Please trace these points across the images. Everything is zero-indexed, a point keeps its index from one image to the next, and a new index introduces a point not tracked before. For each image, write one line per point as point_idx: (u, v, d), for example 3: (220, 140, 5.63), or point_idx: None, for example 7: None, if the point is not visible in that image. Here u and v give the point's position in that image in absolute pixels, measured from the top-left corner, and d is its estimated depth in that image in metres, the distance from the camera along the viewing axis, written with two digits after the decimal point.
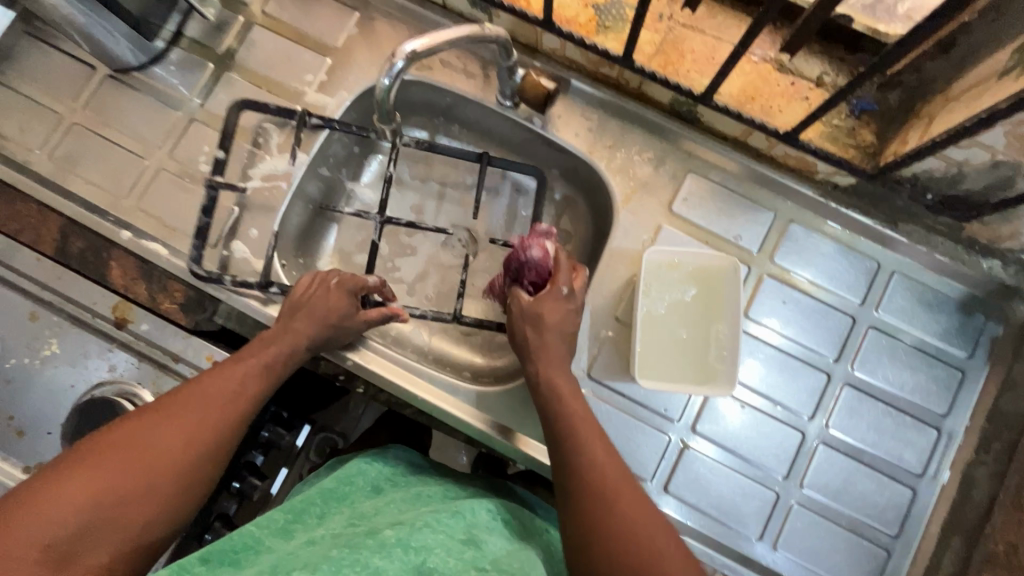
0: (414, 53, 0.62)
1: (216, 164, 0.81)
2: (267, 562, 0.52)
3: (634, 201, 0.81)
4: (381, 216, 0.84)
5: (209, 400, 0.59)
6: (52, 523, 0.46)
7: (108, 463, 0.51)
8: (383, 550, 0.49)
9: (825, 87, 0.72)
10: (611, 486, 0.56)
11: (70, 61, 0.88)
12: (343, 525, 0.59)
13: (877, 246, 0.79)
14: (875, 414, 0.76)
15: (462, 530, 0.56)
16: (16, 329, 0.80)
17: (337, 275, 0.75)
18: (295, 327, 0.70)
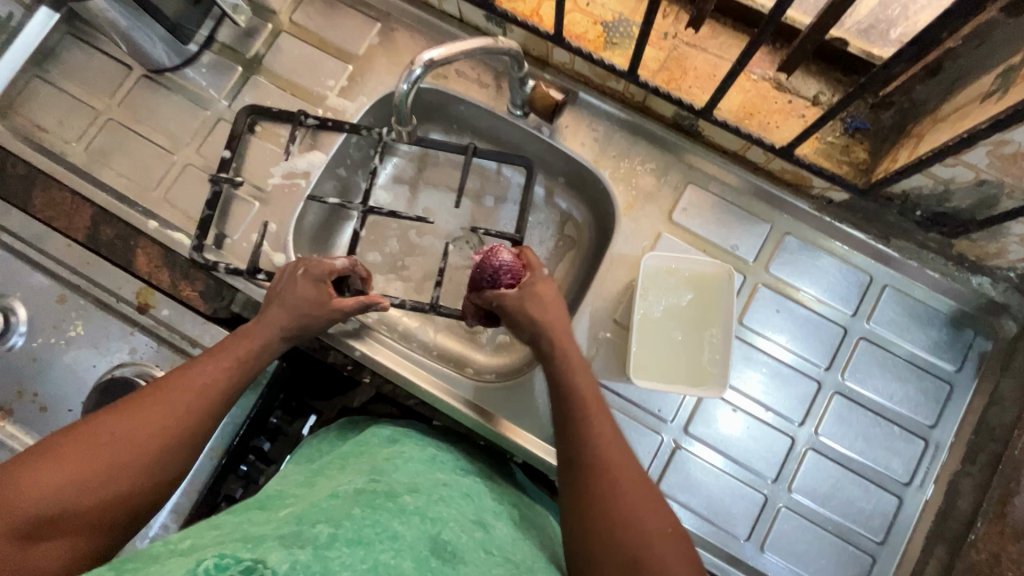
0: (431, 61, 0.65)
1: (221, 162, 0.87)
2: (292, 508, 0.56)
3: (636, 209, 0.84)
4: (364, 207, 0.85)
5: (185, 389, 0.58)
6: (19, 508, 0.46)
7: (76, 451, 0.50)
8: (402, 515, 0.52)
9: (821, 105, 0.76)
10: (615, 463, 0.56)
11: (108, 60, 0.93)
12: (363, 479, 0.62)
13: (869, 260, 0.81)
14: (864, 422, 0.78)
15: (471, 513, 0.60)
16: (47, 310, 0.85)
17: (305, 266, 0.73)
18: (270, 318, 0.69)
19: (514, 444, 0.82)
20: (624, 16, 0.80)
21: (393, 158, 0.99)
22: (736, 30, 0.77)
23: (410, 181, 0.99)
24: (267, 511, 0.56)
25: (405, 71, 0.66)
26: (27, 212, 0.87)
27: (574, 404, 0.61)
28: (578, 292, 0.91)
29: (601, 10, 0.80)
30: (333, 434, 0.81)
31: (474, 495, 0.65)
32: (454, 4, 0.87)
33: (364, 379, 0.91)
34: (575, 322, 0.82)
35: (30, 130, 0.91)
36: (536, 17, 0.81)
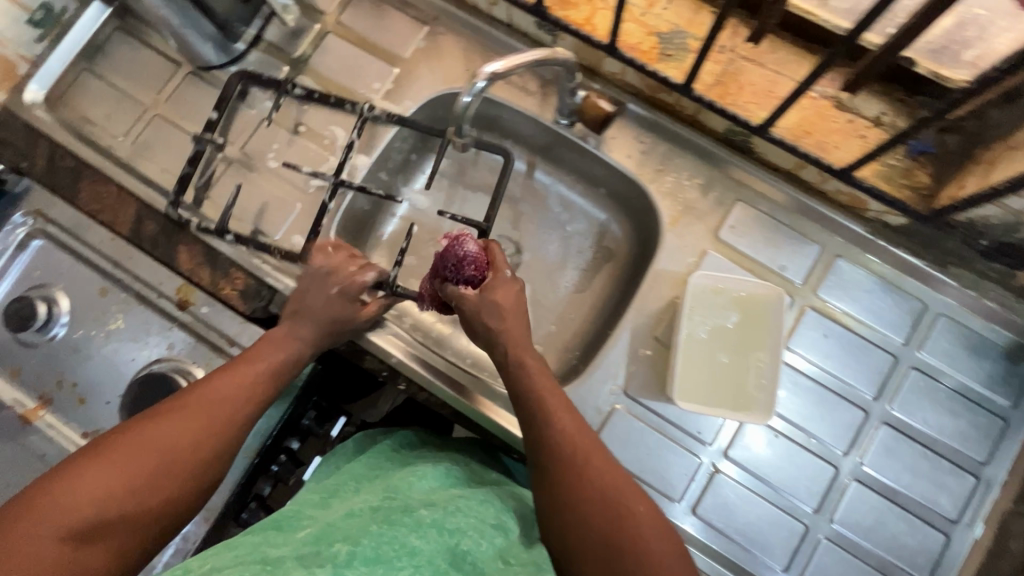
0: (494, 74, 0.65)
1: (207, 122, 0.86)
2: (310, 530, 0.59)
3: (681, 224, 0.82)
4: (335, 178, 0.83)
5: (220, 401, 0.61)
6: (68, 512, 0.48)
7: (122, 456, 0.53)
8: (419, 530, 0.55)
9: (883, 126, 0.73)
10: (585, 461, 0.61)
11: (156, 55, 0.94)
12: (379, 497, 0.64)
13: (923, 287, 0.79)
14: (912, 455, 0.76)
15: (491, 517, 0.61)
16: (89, 302, 0.86)
17: (338, 283, 0.76)
18: (298, 331, 0.71)
19: (499, 427, 0.84)
20: (680, 27, 0.78)
21: (431, 157, 0.98)
22: (795, 46, 0.75)
23: (449, 186, 0.99)
24: (286, 532, 0.59)
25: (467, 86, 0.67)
26: (74, 204, 0.88)
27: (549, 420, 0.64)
28: (616, 306, 0.90)
29: (656, 21, 0.78)
30: (351, 451, 0.82)
31: (494, 499, 0.65)
32: (505, 9, 0.86)
33: (399, 387, 0.89)
34: (614, 338, 0.80)
35: (78, 123, 0.93)
36: (590, 26, 0.80)
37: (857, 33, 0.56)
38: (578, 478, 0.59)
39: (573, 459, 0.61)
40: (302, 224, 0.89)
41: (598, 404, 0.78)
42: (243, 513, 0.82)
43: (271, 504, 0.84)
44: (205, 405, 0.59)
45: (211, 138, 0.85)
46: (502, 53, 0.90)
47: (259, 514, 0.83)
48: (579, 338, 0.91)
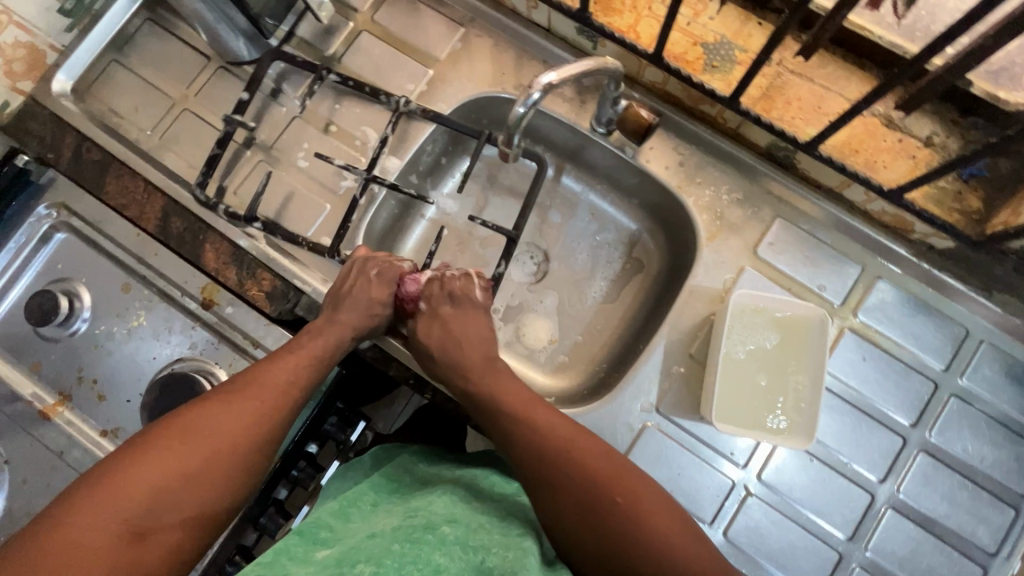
0: (549, 84, 0.63)
1: (238, 103, 0.85)
2: (329, 549, 0.58)
3: (718, 239, 0.81)
4: (367, 174, 0.83)
5: (262, 390, 0.62)
6: (128, 506, 0.51)
7: (170, 449, 0.55)
8: (443, 547, 0.55)
9: (934, 147, 0.71)
10: (570, 446, 0.61)
11: (186, 49, 0.93)
12: (400, 517, 0.62)
13: (967, 312, 0.77)
14: (949, 485, 0.74)
15: (514, 530, 0.62)
16: (111, 297, 0.85)
17: (376, 266, 0.77)
18: (340, 321, 0.73)
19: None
20: (726, 38, 0.76)
21: (461, 160, 0.96)
22: (845, 61, 0.73)
23: (478, 191, 0.97)
24: (305, 546, 0.59)
25: (521, 94, 0.64)
26: (99, 197, 0.86)
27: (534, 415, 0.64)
28: (646, 319, 0.88)
29: (702, 30, 0.76)
30: (368, 466, 0.81)
31: (513, 514, 0.66)
32: (544, 13, 0.84)
33: (426, 397, 0.83)
34: (647, 353, 0.79)
35: (105, 115, 0.91)
36: (633, 33, 0.78)
37: (927, 55, 0.54)
38: (563, 466, 0.59)
39: (553, 450, 0.60)
40: (330, 225, 0.87)
41: (630, 420, 0.77)
42: (262, 518, 0.81)
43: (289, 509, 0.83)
44: (247, 395, 0.61)
45: (241, 121, 0.84)
46: (539, 58, 0.88)
47: (277, 519, 0.82)
48: (607, 350, 0.90)
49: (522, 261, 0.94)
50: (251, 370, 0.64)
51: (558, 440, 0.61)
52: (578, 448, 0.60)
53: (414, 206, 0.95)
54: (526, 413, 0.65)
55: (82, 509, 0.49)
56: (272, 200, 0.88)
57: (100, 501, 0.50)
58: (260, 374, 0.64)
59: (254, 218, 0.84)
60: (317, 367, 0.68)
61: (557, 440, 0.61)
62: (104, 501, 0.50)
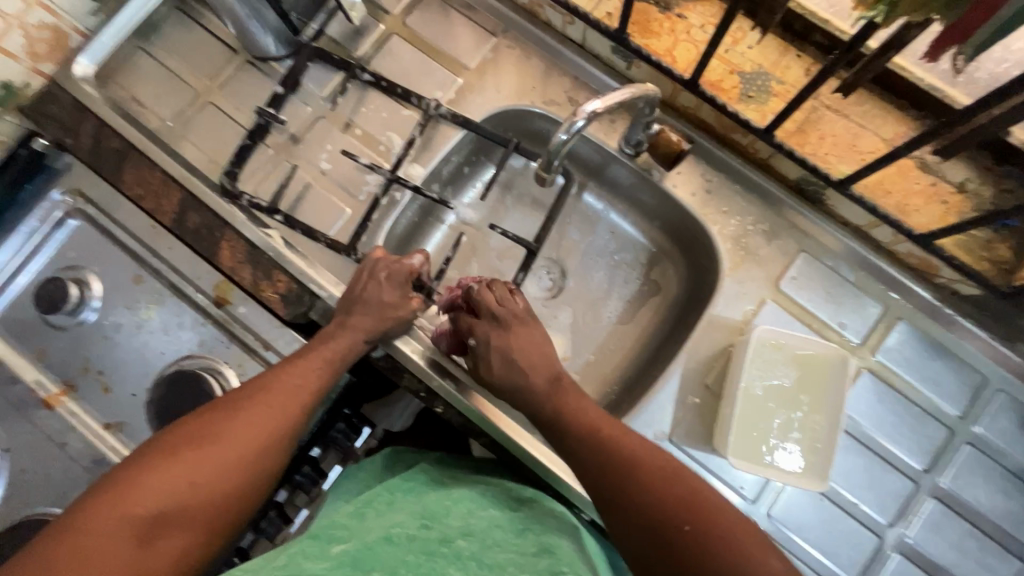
0: (594, 113, 0.63)
1: (271, 97, 0.86)
2: (346, 545, 0.57)
3: (742, 269, 0.80)
4: (390, 174, 0.82)
5: (275, 395, 0.62)
6: (138, 511, 0.49)
7: (180, 455, 0.54)
8: (459, 563, 0.55)
9: (967, 193, 0.70)
10: (640, 470, 0.60)
11: (213, 41, 0.92)
12: (416, 524, 0.60)
13: (987, 360, 0.76)
14: (958, 532, 0.73)
15: (531, 546, 0.60)
16: (122, 288, 0.83)
17: (387, 268, 0.75)
18: (354, 324, 0.71)
19: (486, 420, 0.77)
20: (764, 68, 0.75)
21: (483, 170, 0.95)
22: (886, 101, 0.72)
23: (498, 201, 0.96)
24: (320, 544, 0.57)
25: (564, 122, 0.64)
26: (115, 186, 0.85)
27: (596, 435, 0.64)
28: (661, 344, 0.87)
29: (739, 59, 0.76)
30: (379, 467, 0.79)
31: (533, 526, 0.64)
32: (580, 29, 0.83)
33: (437, 410, 0.80)
34: (663, 380, 0.78)
35: (126, 102, 0.90)
36: (670, 57, 0.77)
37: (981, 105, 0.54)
38: (630, 492, 0.59)
39: (623, 470, 0.61)
40: (349, 230, 0.86)
41: None
42: (261, 521, 0.79)
43: (288, 513, 0.82)
44: (259, 400, 0.61)
45: (275, 116, 0.85)
46: (570, 73, 0.87)
47: (277, 523, 0.80)
48: (619, 372, 0.89)
49: (538, 275, 0.93)
50: (264, 376, 0.63)
51: (622, 456, 0.62)
52: (648, 468, 0.60)
53: (432, 214, 0.93)
54: (576, 421, 0.66)
55: (90, 514, 0.48)
56: (291, 200, 0.87)
57: (109, 507, 0.49)
58: (274, 378, 0.63)
59: (277, 210, 0.84)
60: (331, 371, 0.67)
61: (628, 460, 0.61)
62: (112, 506, 0.49)
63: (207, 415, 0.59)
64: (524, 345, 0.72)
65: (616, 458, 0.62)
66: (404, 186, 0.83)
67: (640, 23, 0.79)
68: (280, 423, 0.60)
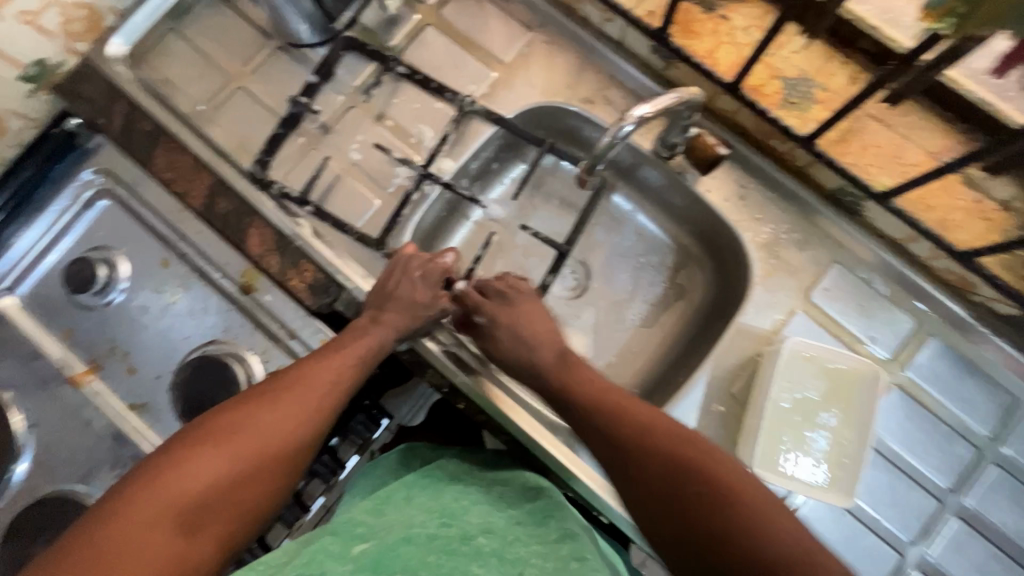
0: (643, 117, 0.63)
1: (304, 86, 0.86)
2: (368, 545, 0.55)
3: (773, 278, 0.79)
4: (423, 168, 0.82)
5: (307, 391, 0.64)
6: (179, 502, 0.52)
7: (219, 447, 0.57)
8: (480, 558, 0.54)
9: (1011, 212, 0.69)
10: (653, 432, 0.61)
11: (247, 25, 0.91)
12: (436, 522, 0.59)
13: (1021, 383, 0.75)
14: (982, 554, 0.73)
15: (552, 533, 0.60)
16: (149, 272, 0.83)
17: (421, 266, 0.76)
18: (387, 320, 0.72)
19: (506, 418, 0.74)
20: (807, 74, 0.74)
21: (513, 166, 0.94)
22: (934, 113, 0.70)
23: (526, 199, 0.95)
24: (341, 543, 0.55)
25: (610, 126, 0.64)
26: (146, 168, 0.84)
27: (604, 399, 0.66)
28: (686, 350, 0.86)
29: (783, 64, 0.74)
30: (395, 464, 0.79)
31: (552, 513, 0.64)
32: (619, 27, 0.82)
33: (459, 406, 0.82)
34: (689, 388, 0.77)
35: (158, 85, 0.90)
36: (711, 59, 0.76)
37: None
38: (639, 451, 0.60)
39: (638, 436, 0.61)
40: (377, 222, 0.86)
41: None
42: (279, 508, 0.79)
43: (304, 501, 0.79)
44: (292, 396, 0.63)
45: (308, 107, 0.83)
46: (605, 71, 0.86)
47: (295, 512, 0.79)
48: (641, 376, 0.88)
49: (562, 275, 0.92)
50: (298, 370, 0.66)
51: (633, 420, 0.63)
52: (660, 431, 0.61)
53: (459, 209, 0.93)
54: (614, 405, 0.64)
55: (135, 503, 0.50)
56: (320, 189, 0.87)
57: (153, 496, 0.51)
58: (302, 374, 0.65)
59: (307, 201, 0.84)
60: (362, 368, 0.70)
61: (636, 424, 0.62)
62: (157, 496, 0.51)
63: (239, 409, 0.61)
64: (530, 347, 0.73)
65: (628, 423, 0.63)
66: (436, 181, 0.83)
67: (682, 23, 0.77)
68: (309, 419, 0.63)
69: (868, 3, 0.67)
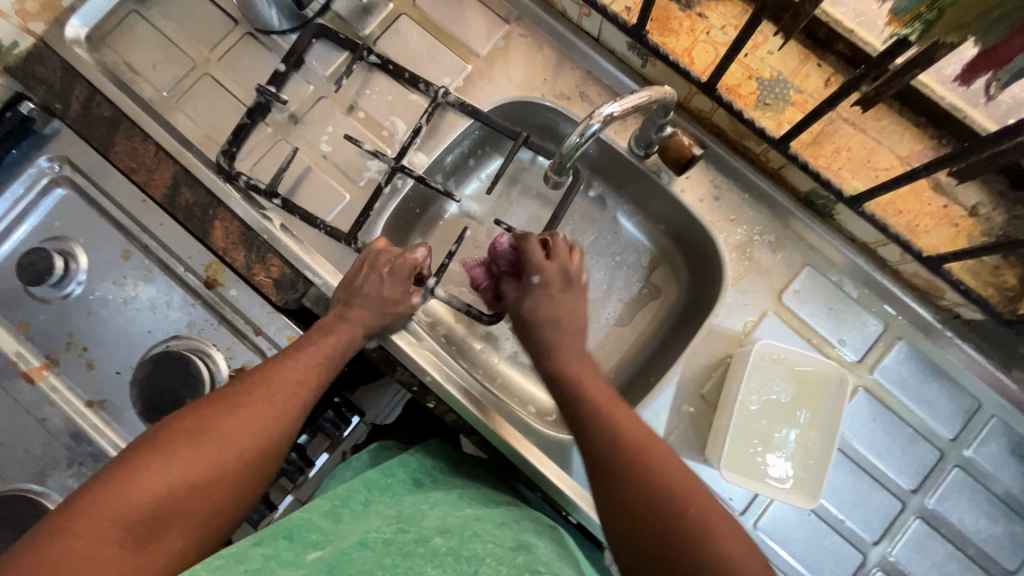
0: (610, 116, 0.62)
1: (274, 75, 0.84)
2: (322, 552, 0.53)
3: (745, 280, 0.79)
4: (395, 163, 0.80)
5: (271, 392, 0.62)
6: (133, 512, 0.50)
7: (178, 454, 0.55)
8: (435, 558, 0.52)
9: (978, 218, 0.70)
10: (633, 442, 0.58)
11: (213, 9, 0.88)
12: (392, 527, 0.58)
13: (982, 385, 0.76)
14: (941, 554, 0.74)
15: (508, 541, 0.58)
16: (109, 263, 0.79)
17: (389, 263, 0.74)
18: (353, 317, 0.71)
19: (477, 417, 0.75)
20: (782, 76, 0.73)
21: (489, 162, 0.93)
22: (904, 118, 0.71)
23: (502, 194, 0.93)
24: (295, 549, 0.54)
25: (579, 124, 0.62)
26: (105, 155, 0.81)
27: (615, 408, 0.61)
28: (659, 350, 0.86)
29: (759, 64, 0.74)
30: (365, 464, 0.77)
31: (509, 523, 0.63)
32: (597, 22, 0.80)
33: (428, 405, 0.79)
34: (659, 388, 0.77)
35: (120, 69, 0.86)
36: (688, 58, 0.76)
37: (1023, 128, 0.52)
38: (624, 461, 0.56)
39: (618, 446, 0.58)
40: (348, 216, 0.84)
41: None
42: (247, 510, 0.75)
43: (272, 499, 0.76)
44: (255, 397, 0.61)
45: (276, 95, 0.81)
46: (583, 67, 0.85)
47: (261, 510, 0.75)
48: (614, 375, 0.88)
49: None
50: (261, 371, 0.64)
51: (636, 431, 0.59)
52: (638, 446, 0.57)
53: (432, 205, 0.91)
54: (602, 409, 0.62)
55: (85, 515, 0.49)
56: (291, 182, 0.85)
57: (105, 506, 0.49)
58: (268, 374, 0.64)
59: (276, 194, 0.81)
60: (331, 366, 0.68)
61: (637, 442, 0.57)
62: (108, 505, 0.50)
63: (202, 411, 0.59)
64: None
65: (620, 441, 0.58)
66: (408, 176, 0.81)
67: (659, 20, 0.76)
68: (275, 422, 0.61)
69: (844, 6, 0.67)
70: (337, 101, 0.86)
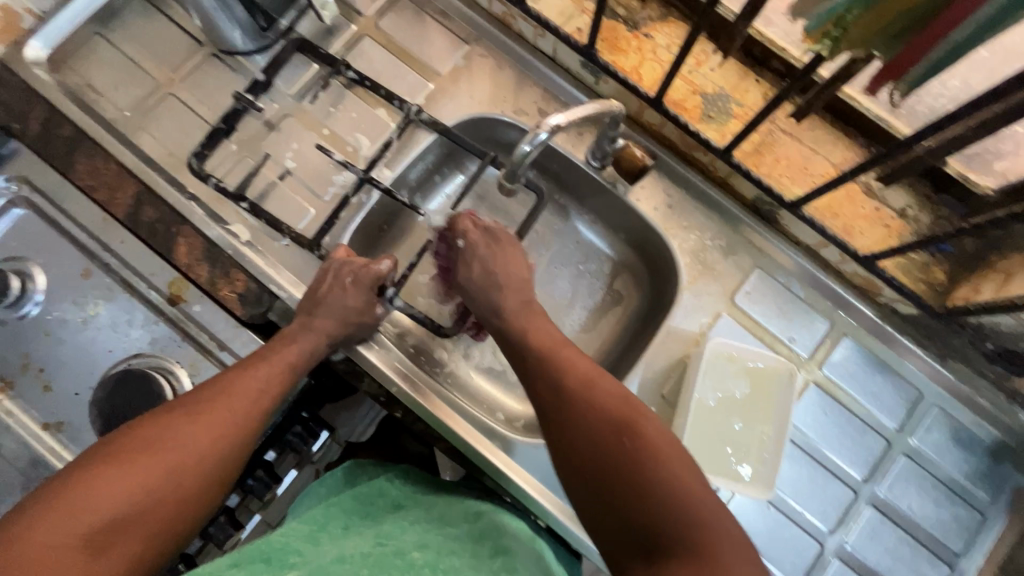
0: (557, 126, 0.65)
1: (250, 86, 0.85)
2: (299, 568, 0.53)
3: (699, 283, 0.83)
4: (364, 173, 0.82)
5: (235, 399, 0.63)
6: (85, 521, 0.49)
7: (136, 461, 0.54)
8: (410, 570, 0.53)
9: (906, 219, 0.76)
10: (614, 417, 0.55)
11: (176, 30, 0.89)
12: (369, 543, 0.58)
13: (922, 376, 0.81)
14: (893, 540, 0.77)
15: (485, 552, 0.59)
16: (67, 282, 0.78)
17: (352, 273, 0.76)
18: (317, 326, 0.73)
19: (446, 427, 0.77)
20: (724, 91, 0.78)
21: (455, 176, 0.96)
22: (835, 127, 0.76)
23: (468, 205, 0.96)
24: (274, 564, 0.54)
25: (529, 132, 0.65)
26: (65, 174, 0.80)
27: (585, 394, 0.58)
28: (622, 354, 0.89)
29: (702, 80, 0.79)
30: (339, 482, 0.76)
31: (486, 534, 0.63)
32: (551, 42, 0.85)
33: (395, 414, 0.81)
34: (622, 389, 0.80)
35: (81, 90, 0.87)
36: (636, 75, 0.80)
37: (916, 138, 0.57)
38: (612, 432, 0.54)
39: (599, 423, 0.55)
40: (314, 229, 0.86)
41: None
42: (208, 529, 0.71)
43: (239, 518, 0.74)
44: (216, 406, 0.61)
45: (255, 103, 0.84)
46: (539, 84, 0.89)
47: (227, 530, 0.72)
48: None
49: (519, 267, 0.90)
50: (222, 380, 0.64)
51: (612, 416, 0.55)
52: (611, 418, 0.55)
53: (397, 219, 0.92)
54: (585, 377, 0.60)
55: (40, 526, 0.48)
56: (257, 199, 0.86)
57: (63, 515, 0.49)
58: (231, 380, 0.64)
59: (243, 198, 0.82)
60: (295, 375, 0.69)
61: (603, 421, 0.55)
62: (66, 515, 0.49)
63: (163, 417, 0.59)
64: None
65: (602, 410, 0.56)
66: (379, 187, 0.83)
67: (609, 40, 0.81)
68: (235, 426, 0.61)
69: (774, 26, 0.73)
70: (303, 118, 0.88)
